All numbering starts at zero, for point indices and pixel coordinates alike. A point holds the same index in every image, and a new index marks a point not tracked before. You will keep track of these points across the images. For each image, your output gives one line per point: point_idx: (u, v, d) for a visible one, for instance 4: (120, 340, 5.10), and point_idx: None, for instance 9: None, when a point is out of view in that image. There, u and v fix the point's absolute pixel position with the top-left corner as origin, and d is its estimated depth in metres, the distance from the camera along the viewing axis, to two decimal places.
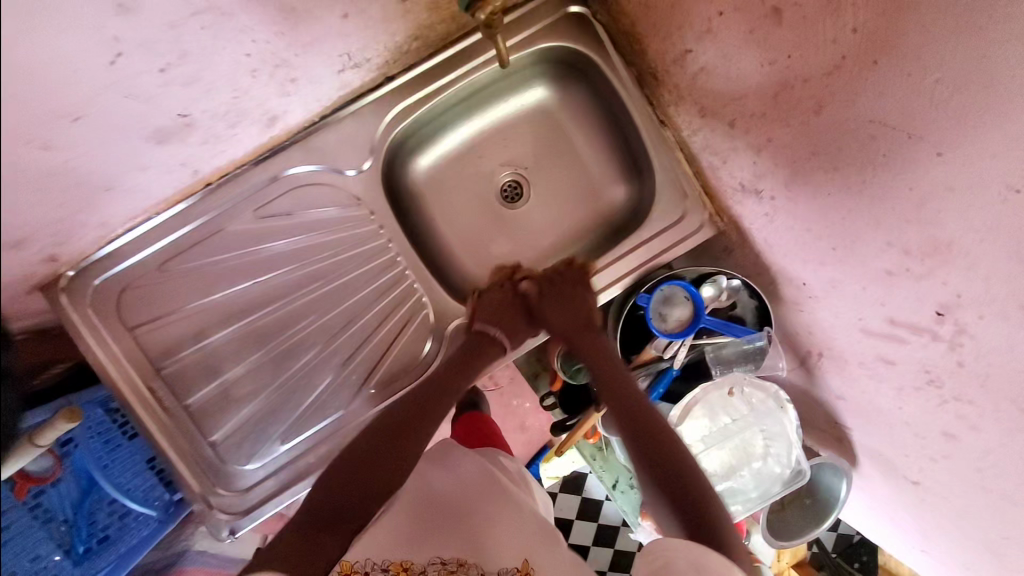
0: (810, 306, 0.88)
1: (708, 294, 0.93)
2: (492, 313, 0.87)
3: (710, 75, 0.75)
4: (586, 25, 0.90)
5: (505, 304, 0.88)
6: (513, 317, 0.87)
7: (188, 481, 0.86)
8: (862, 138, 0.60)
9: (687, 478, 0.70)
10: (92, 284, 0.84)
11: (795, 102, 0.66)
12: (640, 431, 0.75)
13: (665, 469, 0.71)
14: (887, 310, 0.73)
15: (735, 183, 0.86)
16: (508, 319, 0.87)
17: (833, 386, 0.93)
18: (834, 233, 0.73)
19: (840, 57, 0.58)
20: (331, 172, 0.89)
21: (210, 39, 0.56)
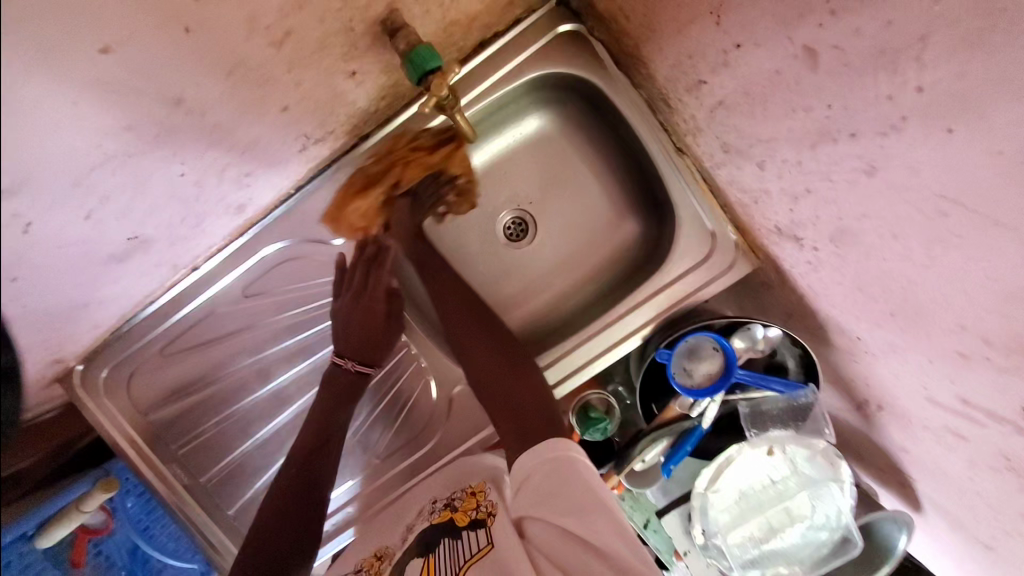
0: (865, 360, 0.74)
1: (740, 346, 0.82)
2: (342, 337, 0.82)
3: (732, 110, 0.62)
4: (582, 44, 0.77)
5: (346, 322, 0.82)
6: (355, 331, 0.81)
7: (213, 552, 0.88)
8: (931, 214, 0.46)
9: (542, 402, 0.72)
10: (99, 376, 0.84)
11: (838, 159, 0.52)
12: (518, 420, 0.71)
13: (513, 400, 0.72)
14: (960, 390, 0.59)
15: (770, 225, 0.71)
16: (349, 338, 0.81)
17: (896, 438, 0.80)
18: (893, 299, 0.59)
19: (898, 117, 0.44)
20: (316, 243, 0.83)
21: (128, 177, 0.51)
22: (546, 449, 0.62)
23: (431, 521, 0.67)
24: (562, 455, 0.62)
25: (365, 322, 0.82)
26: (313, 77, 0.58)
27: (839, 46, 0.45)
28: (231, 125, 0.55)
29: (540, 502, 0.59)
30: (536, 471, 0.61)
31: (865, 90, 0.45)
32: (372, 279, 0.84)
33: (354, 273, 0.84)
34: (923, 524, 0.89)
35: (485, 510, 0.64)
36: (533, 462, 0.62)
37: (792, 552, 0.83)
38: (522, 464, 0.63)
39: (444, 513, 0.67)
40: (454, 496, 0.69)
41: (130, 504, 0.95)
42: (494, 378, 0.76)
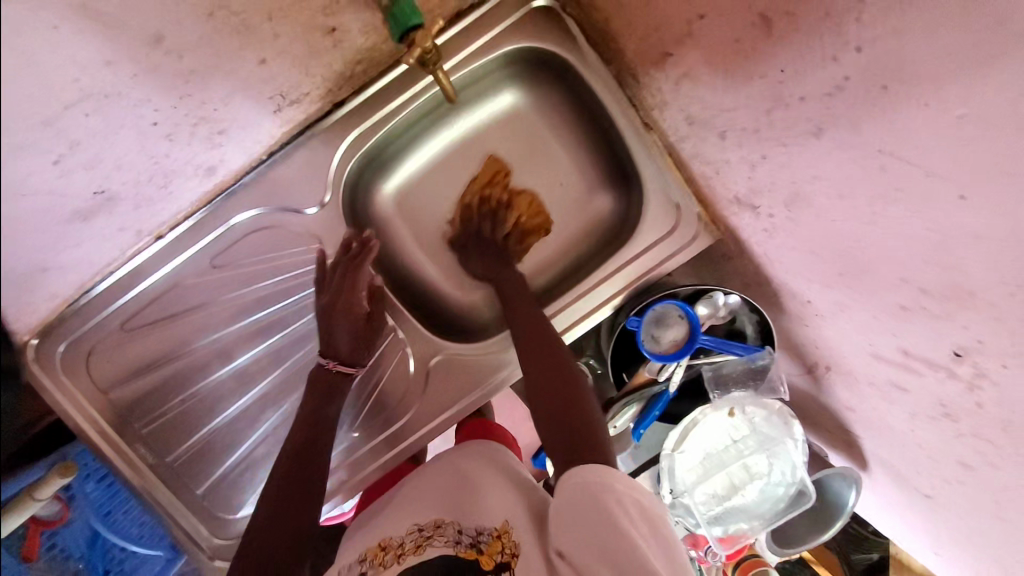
0: (816, 323, 0.79)
1: (703, 313, 0.86)
2: (324, 340, 0.79)
3: (695, 81, 0.66)
4: (555, 20, 0.80)
5: (330, 321, 0.78)
6: (335, 336, 0.78)
7: (182, 532, 0.85)
8: (871, 170, 0.52)
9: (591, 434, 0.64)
10: (57, 351, 0.82)
11: (792, 123, 0.57)
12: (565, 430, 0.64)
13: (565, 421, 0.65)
14: (900, 341, 0.65)
15: (730, 196, 0.76)
16: (330, 340, 0.79)
17: (842, 398, 0.86)
18: (840, 258, 0.64)
19: (843, 78, 0.49)
20: (289, 213, 0.82)
21: (101, 123, 0.51)
22: (586, 471, 0.58)
23: (454, 553, 0.62)
24: (597, 480, 0.58)
25: (346, 324, 0.79)
26: (291, 32, 0.59)
27: (793, 13, 0.50)
28: (205, 74, 0.56)
29: (583, 541, 0.56)
30: (585, 493, 0.57)
31: (813, 55, 0.50)
32: (352, 275, 0.79)
33: (335, 268, 0.80)
34: (869, 481, 0.96)
35: (509, 554, 0.62)
36: (576, 483, 0.58)
37: (751, 506, 0.88)
38: (565, 481, 0.59)
39: (468, 550, 0.62)
40: (478, 534, 0.64)
41: (91, 489, 0.93)
42: (545, 383, 0.69)
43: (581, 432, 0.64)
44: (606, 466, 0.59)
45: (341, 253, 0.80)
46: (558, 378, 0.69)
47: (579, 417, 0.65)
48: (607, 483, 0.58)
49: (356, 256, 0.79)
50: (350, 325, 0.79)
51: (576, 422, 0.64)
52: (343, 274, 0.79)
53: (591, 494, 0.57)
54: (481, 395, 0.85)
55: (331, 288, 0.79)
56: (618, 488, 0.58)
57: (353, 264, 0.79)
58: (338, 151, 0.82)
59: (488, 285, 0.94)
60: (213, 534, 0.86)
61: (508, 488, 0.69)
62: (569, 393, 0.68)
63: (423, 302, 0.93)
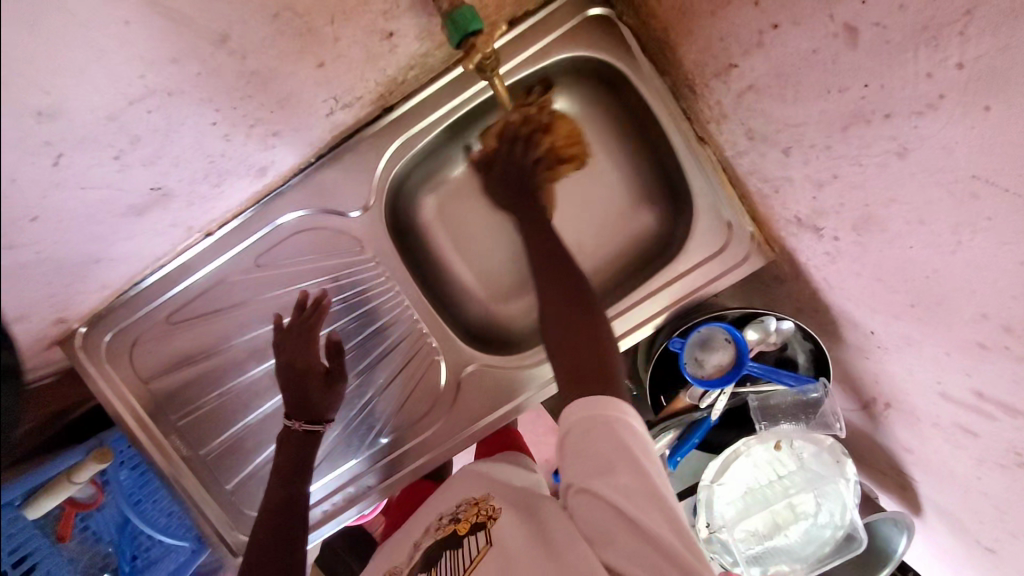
0: (877, 356, 0.74)
1: (752, 338, 0.82)
2: (290, 401, 0.77)
3: (761, 93, 0.63)
4: (611, 29, 0.78)
5: (292, 382, 0.77)
6: (303, 395, 0.76)
7: (209, 526, 0.86)
8: (961, 196, 0.47)
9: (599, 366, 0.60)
10: (104, 339, 0.84)
11: (871, 141, 0.53)
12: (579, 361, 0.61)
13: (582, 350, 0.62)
14: (976, 382, 0.60)
15: (789, 216, 0.72)
16: (297, 400, 0.76)
17: (902, 438, 0.80)
18: (913, 288, 0.59)
19: (937, 95, 0.45)
20: (332, 215, 0.82)
21: (163, 120, 0.51)
22: (584, 407, 0.56)
23: (438, 540, 0.63)
24: (606, 424, 0.55)
25: (311, 383, 0.76)
26: (352, 35, 0.58)
27: (881, 24, 0.46)
28: (267, 75, 0.56)
29: (586, 475, 0.53)
30: (580, 429, 0.55)
31: (903, 69, 0.46)
32: (308, 337, 0.78)
33: (290, 331, 0.78)
34: (923, 527, 0.89)
35: (484, 513, 0.63)
36: (575, 423, 0.56)
37: (795, 548, 0.82)
38: (565, 418, 0.57)
39: (449, 527, 0.64)
40: (456, 509, 0.66)
41: (123, 476, 0.94)
42: (568, 321, 0.65)
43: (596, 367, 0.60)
44: (619, 402, 0.56)
45: (295, 316, 0.78)
46: (576, 315, 0.66)
47: (600, 352, 0.62)
48: (611, 419, 0.55)
49: (308, 316, 0.78)
50: (311, 385, 0.76)
51: (594, 363, 0.61)
52: (300, 334, 0.78)
53: (581, 435, 0.55)
54: (509, 409, 0.83)
55: (289, 351, 0.77)
56: (623, 434, 0.54)
57: (308, 322, 0.78)
58: (384, 155, 0.82)
59: (525, 295, 0.92)
60: (237, 530, 0.86)
61: (476, 468, 0.72)
62: (589, 335, 0.64)
63: (459, 310, 0.91)
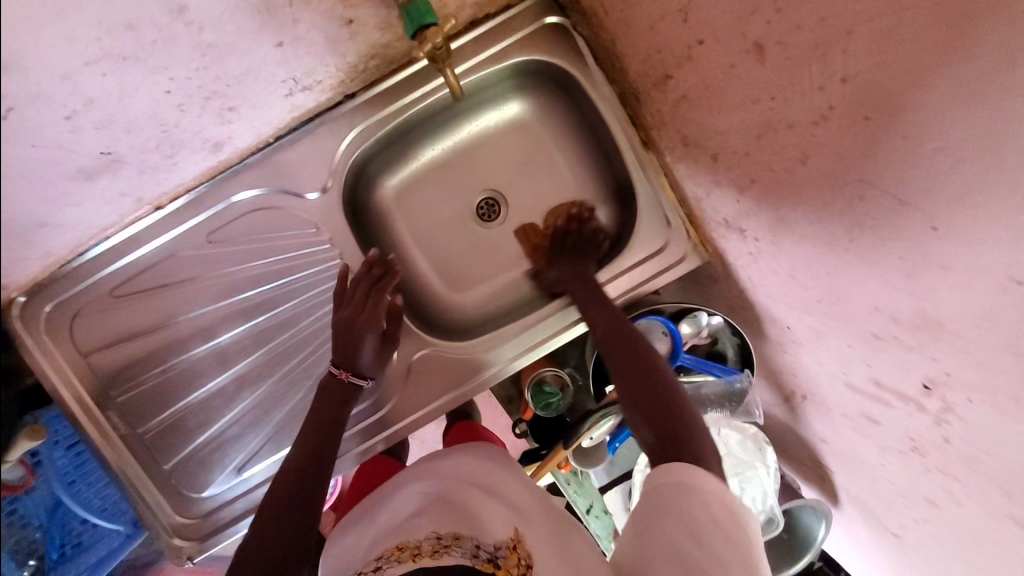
0: (794, 349, 0.81)
1: (686, 331, 0.87)
2: (340, 351, 0.79)
3: (691, 103, 0.69)
4: (565, 36, 0.84)
5: (349, 335, 0.79)
6: (357, 349, 0.79)
7: (145, 507, 0.85)
8: (851, 199, 0.54)
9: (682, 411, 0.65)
10: (42, 311, 0.82)
11: (779, 148, 0.60)
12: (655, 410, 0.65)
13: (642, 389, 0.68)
14: (872, 371, 0.67)
15: (719, 218, 0.78)
16: (352, 353, 0.79)
17: (818, 429, 0.87)
18: (818, 284, 0.66)
19: (827, 107, 0.51)
20: (287, 195, 0.84)
21: (116, 84, 0.53)
22: (676, 470, 0.60)
23: (472, 565, 0.60)
24: (694, 481, 0.59)
25: (367, 338, 0.80)
26: (311, 19, 0.60)
27: (782, 43, 0.53)
28: (225, 49, 0.57)
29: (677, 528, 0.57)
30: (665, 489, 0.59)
31: (802, 84, 0.53)
32: (373, 297, 0.82)
33: (355, 286, 0.82)
34: (838, 515, 0.97)
35: (525, 564, 0.62)
36: (665, 484, 0.60)
37: None
38: (656, 480, 0.61)
39: (486, 564, 0.60)
40: (495, 549, 0.62)
41: (58, 456, 0.91)
42: (623, 362, 0.72)
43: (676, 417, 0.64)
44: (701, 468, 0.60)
45: (361, 272, 0.83)
46: (638, 365, 0.71)
47: (660, 383, 0.68)
48: (697, 482, 0.59)
49: (378, 278, 0.83)
50: (369, 342, 0.81)
51: (666, 407, 0.66)
52: (367, 292, 0.82)
53: (665, 489, 0.59)
54: (460, 393, 0.86)
55: (352, 304, 0.81)
56: (707, 499, 0.58)
57: (378, 284, 0.83)
58: (345, 141, 0.84)
59: (479, 285, 0.95)
60: (175, 511, 0.86)
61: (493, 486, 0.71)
62: (647, 374, 0.70)
63: (413, 299, 0.93)
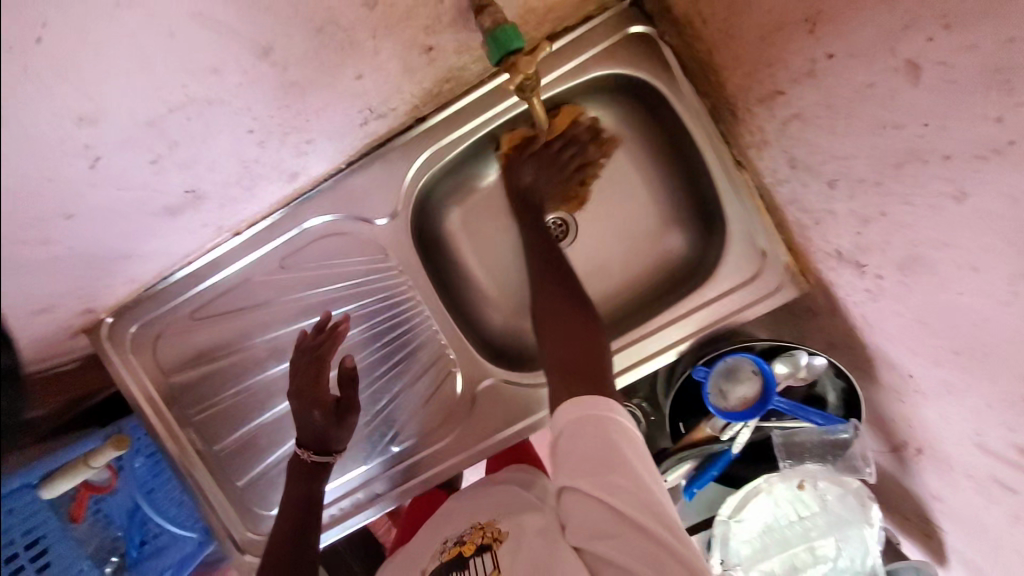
0: (914, 400, 0.70)
1: (781, 371, 0.79)
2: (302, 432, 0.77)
3: (807, 123, 0.61)
4: (652, 48, 0.76)
5: (301, 414, 0.77)
6: (310, 424, 0.76)
7: (219, 524, 0.88)
8: (1022, 247, 0.45)
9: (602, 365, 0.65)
10: (129, 330, 0.85)
11: (926, 181, 0.51)
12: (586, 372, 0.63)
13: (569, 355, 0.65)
14: (1021, 439, 0.56)
15: (829, 249, 0.69)
16: (308, 433, 0.77)
17: (932, 486, 0.76)
18: (960, 335, 0.56)
19: (1006, 141, 0.42)
20: (357, 221, 0.82)
21: (200, 126, 0.51)
22: (581, 405, 0.59)
23: (441, 561, 0.62)
24: (601, 415, 0.58)
25: (318, 414, 0.76)
26: (392, 48, 0.57)
27: (948, 63, 0.44)
28: (306, 86, 0.55)
29: (584, 470, 0.55)
30: (568, 429, 0.58)
31: (971, 111, 0.44)
32: (319, 366, 0.77)
33: (304, 352, 0.78)
34: None
35: (491, 536, 0.60)
36: (571, 416, 0.58)
37: None
38: (561, 418, 0.59)
39: (454, 550, 0.62)
40: (462, 532, 0.64)
41: (138, 464, 0.94)
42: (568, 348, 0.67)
43: (595, 369, 0.64)
44: (603, 399, 0.59)
45: (309, 339, 0.78)
46: (562, 322, 0.69)
47: (593, 360, 0.65)
48: (603, 414, 0.58)
49: (322, 342, 0.78)
50: (320, 415, 0.76)
51: (587, 371, 0.63)
52: (313, 362, 0.77)
53: (569, 428, 0.58)
54: (524, 427, 0.82)
55: (300, 380, 0.77)
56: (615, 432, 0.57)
57: (319, 351, 0.77)
58: (414, 164, 0.81)
59: None
60: (246, 529, 0.87)
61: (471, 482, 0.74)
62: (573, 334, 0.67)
63: (477, 324, 0.90)
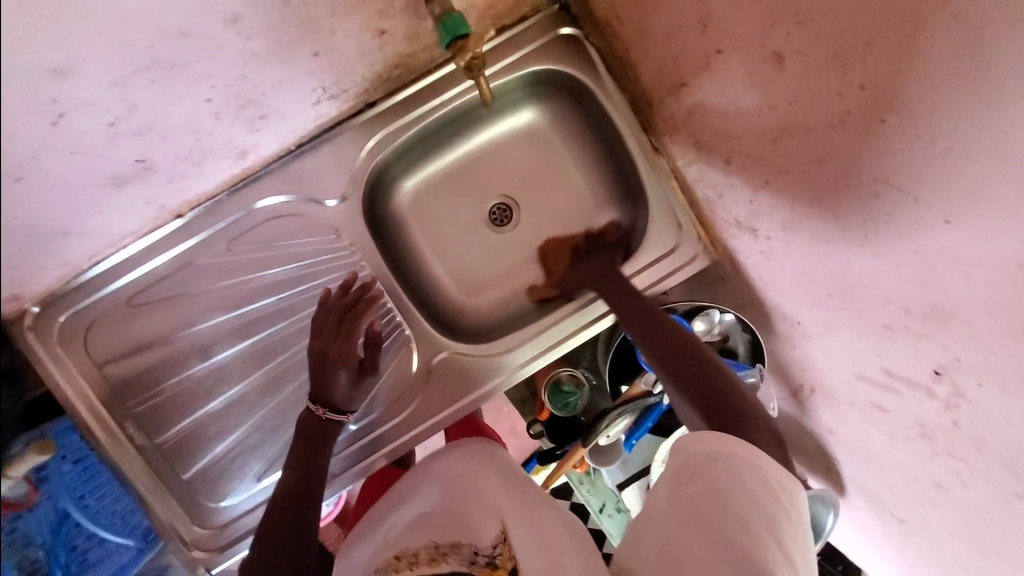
0: (803, 343, 0.84)
1: (699, 328, 0.91)
2: (316, 383, 0.80)
3: (706, 109, 0.73)
4: (578, 46, 0.87)
5: (322, 366, 0.80)
6: (331, 381, 0.80)
7: (163, 518, 0.84)
8: (866, 197, 0.58)
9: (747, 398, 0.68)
10: (56, 321, 0.81)
11: (795, 152, 0.63)
12: (727, 400, 0.67)
13: (703, 392, 0.69)
14: (883, 360, 0.69)
15: (730, 219, 0.82)
16: (325, 385, 0.80)
17: (823, 420, 0.87)
18: (831, 280, 0.69)
19: (846, 112, 0.55)
20: (307, 202, 0.85)
21: (161, 91, 0.54)
22: (736, 449, 0.60)
23: (470, 570, 0.61)
24: (723, 448, 0.61)
25: (341, 370, 0.81)
26: (347, 29, 0.62)
27: (802, 52, 0.56)
28: (267, 58, 0.59)
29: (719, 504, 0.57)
30: (706, 449, 0.61)
31: (823, 91, 0.56)
32: (347, 327, 0.83)
33: (330, 310, 0.83)
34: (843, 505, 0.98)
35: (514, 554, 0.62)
36: (717, 449, 0.61)
37: None
38: (695, 446, 0.62)
39: (485, 568, 0.61)
40: (493, 550, 0.63)
41: (68, 467, 0.78)
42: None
43: (735, 403, 0.67)
44: (749, 444, 0.61)
45: (337, 299, 0.83)
46: (690, 361, 0.73)
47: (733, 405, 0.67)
48: (750, 454, 0.60)
49: (351, 303, 0.83)
50: (343, 371, 0.81)
51: (725, 406, 0.67)
52: (340, 321, 0.83)
53: (713, 462, 0.61)
54: (477, 397, 0.87)
55: (326, 334, 0.82)
56: (738, 474, 0.59)
57: (351, 311, 0.83)
58: (364, 148, 0.85)
59: (492, 290, 0.97)
60: (193, 522, 0.85)
61: (489, 466, 0.76)
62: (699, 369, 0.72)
63: (429, 303, 0.95)
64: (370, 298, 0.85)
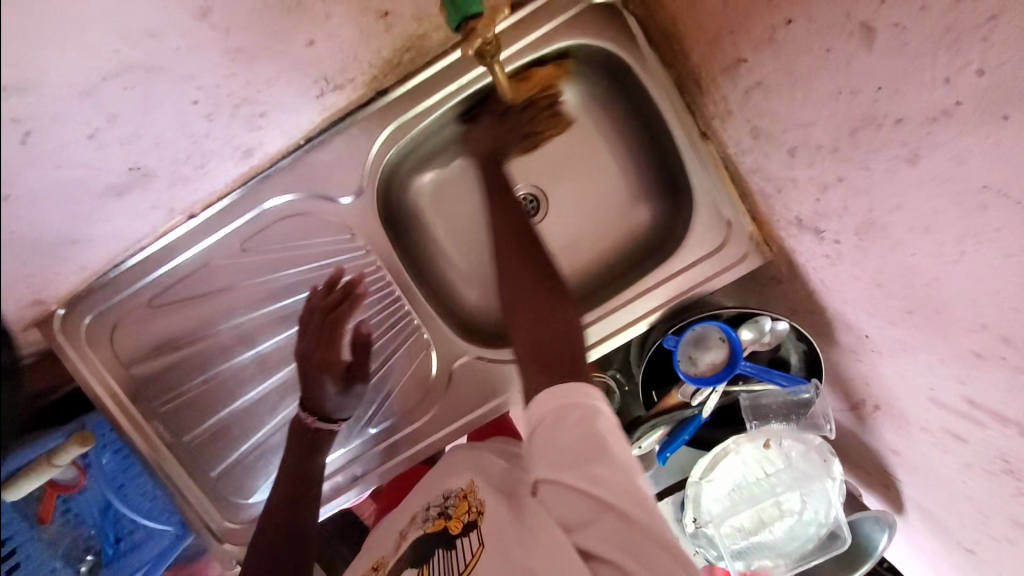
0: (871, 358, 0.72)
1: (747, 337, 0.82)
2: (306, 391, 0.76)
3: (767, 91, 0.63)
4: (615, 15, 0.76)
5: (308, 372, 0.76)
6: (318, 390, 0.75)
7: (194, 512, 0.86)
8: (968, 206, 0.47)
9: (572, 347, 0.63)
10: (83, 322, 0.82)
11: (880, 145, 0.52)
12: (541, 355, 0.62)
13: (542, 333, 0.64)
14: (966, 390, 0.58)
15: (791, 216, 0.71)
16: (313, 395, 0.75)
17: (888, 439, 0.77)
18: (912, 296, 0.58)
19: (953, 101, 0.44)
20: (321, 200, 0.80)
21: (140, 97, 0.52)
22: (558, 395, 0.56)
23: (424, 529, 0.64)
24: (579, 404, 0.55)
25: (327, 379, 0.75)
26: (344, 14, 0.59)
27: (901, 24, 0.45)
28: (254, 54, 0.56)
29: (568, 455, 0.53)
30: (546, 417, 0.55)
31: (922, 74, 0.46)
32: (332, 329, 0.76)
33: (313, 313, 0.77)
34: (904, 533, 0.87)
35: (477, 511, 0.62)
36: (546, 405, 0.56)
37: (783, 544, 0.83)
38: (535, 410, 0.57)
39: (438, 522, 0.64)
40: (445, 501, 0.66)
41: (105, 461, 0.87)
42: (529, 326, 0.65)
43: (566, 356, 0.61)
44: (589, 388, 0.57)
45: (322, 296, 0.77)
46: (541, 308, 0.66)
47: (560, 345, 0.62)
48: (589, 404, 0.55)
49: (336, 303, 0.76)
50: (329, 379, 0.75)
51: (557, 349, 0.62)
52: (325, 321, 0.77)
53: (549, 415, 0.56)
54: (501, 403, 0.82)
55: (310, 337, 0.76)
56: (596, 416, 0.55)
57: (335, 312, 0.76)
58: (377, 140, 0.79)
59: None
60: (222, 517, 0.86)
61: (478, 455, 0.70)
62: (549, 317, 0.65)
63: (450, 303, 0.90)
64: (355, 297, 0.77)
